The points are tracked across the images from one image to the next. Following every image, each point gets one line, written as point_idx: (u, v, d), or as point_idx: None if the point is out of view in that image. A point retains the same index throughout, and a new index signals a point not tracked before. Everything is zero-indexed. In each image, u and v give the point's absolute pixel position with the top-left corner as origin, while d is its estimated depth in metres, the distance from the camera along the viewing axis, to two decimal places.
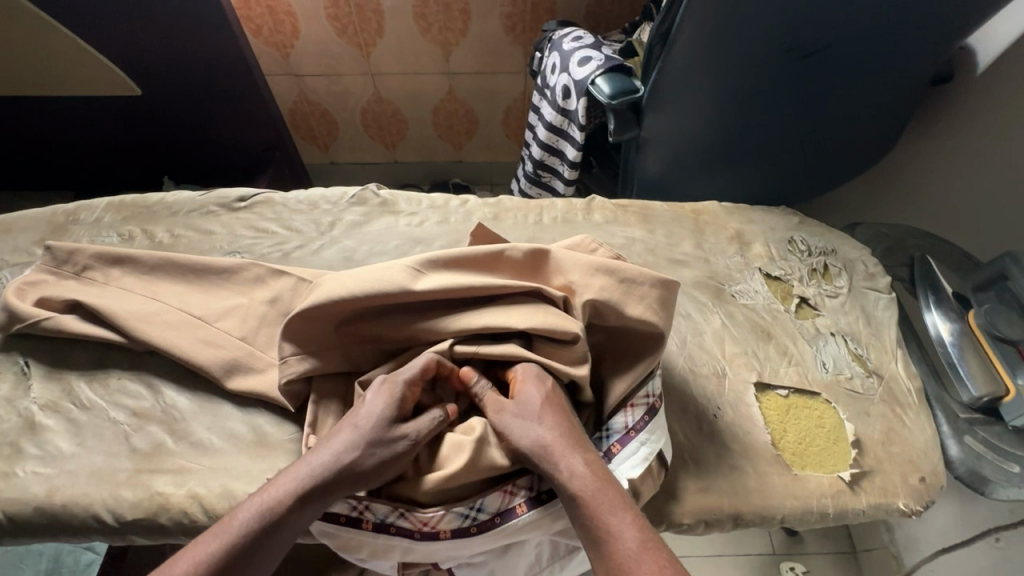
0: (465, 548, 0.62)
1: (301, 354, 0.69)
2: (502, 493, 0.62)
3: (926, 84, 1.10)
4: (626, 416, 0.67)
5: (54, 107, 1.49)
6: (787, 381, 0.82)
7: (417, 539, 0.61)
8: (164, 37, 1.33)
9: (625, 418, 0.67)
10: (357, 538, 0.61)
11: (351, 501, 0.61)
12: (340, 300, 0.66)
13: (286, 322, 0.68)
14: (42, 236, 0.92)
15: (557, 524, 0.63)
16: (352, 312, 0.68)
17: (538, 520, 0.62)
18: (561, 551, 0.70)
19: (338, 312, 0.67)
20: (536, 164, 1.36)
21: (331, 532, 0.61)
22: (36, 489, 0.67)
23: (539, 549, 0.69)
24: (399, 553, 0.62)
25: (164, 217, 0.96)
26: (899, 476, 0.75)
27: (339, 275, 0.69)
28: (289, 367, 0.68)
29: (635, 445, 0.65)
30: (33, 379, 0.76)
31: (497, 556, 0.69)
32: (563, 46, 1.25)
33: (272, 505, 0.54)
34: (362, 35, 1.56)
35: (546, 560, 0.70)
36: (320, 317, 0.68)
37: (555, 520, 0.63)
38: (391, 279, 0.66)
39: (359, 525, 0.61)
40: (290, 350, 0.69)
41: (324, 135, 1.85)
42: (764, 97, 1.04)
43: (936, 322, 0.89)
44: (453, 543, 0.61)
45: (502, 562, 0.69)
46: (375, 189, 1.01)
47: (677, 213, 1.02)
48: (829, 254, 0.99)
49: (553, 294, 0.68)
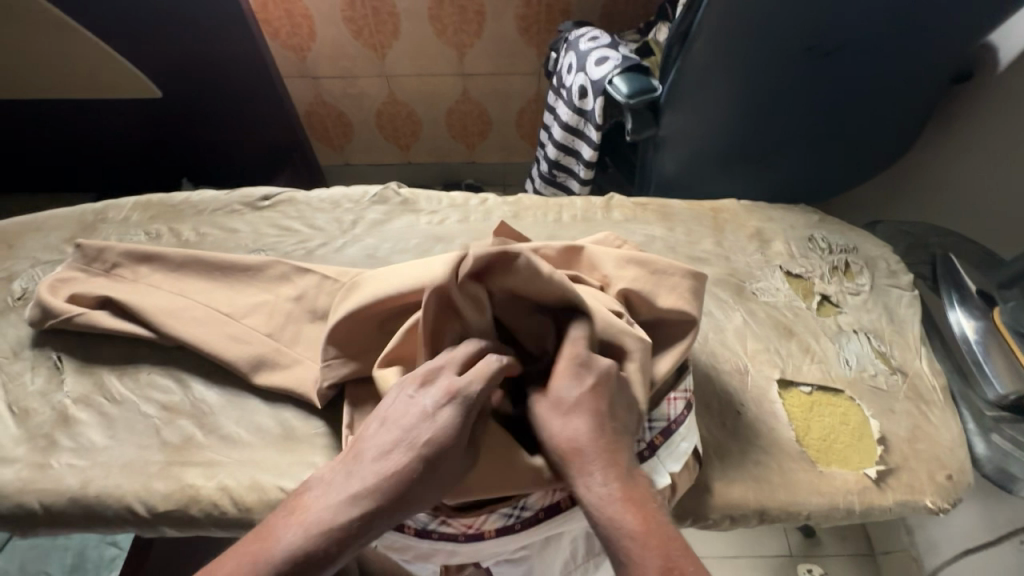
0: (507, 544, 0.63)
1: (341, 358, 0.70)
2: (545, 492, 0.63)
3: (946, 81, 1.10)
4: (671, 407, 0.67)
5: (79, 110, 1.52)
6: (810, 378, 0.82)
7: (461, 542, 0.62)
8: (184, 40, 1.35)
9: (669, 410, 0.67)
10: (401, 541, 0.63)
11: None
12: (381, 297, 0.66)
13: (330, 326, 0.69)
14: (72, 235, 0.94)
15: None
16: (396, 310, 0.68)
17: (576, 514, 0.64)
18: (595, 547, 0.72)
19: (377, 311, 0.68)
20: (552, 164, 1.37)
21: (381, 537, 0.64)
22: (71, 480, 0.69)
23: (575, 545, 0.72)
24: (443, 556, 0.64)
25: (189, 216, 0.97)
26: (926, 474, 0.75)
27: (378, 275, 0.69)
28: (330, 370, 0.69)
29: (678, 438, 0.66)
30: (65, 373, 0.78)
31: (536, 554, 0.72)
32: (580, 46, 1.26)
33: (307, 547, 0.46)
34: (378, 37, 1.57)
35: (582, 556, 0.73)
36: (358, 318, 0.68)
37: None
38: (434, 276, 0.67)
39: (402, 531, 0.63)
40: (333, 353, 0.70)
41: (338, 136, 1.87)
42: (784, 95, 1.04)
43: (960, 320, 0.88)
44: (497, 541, 0.63)
45: (541, 560, 0.72)
46: (396, 188, 1.02)
47: (696, 211, 1.02)
48: (850, 251, 0.98)
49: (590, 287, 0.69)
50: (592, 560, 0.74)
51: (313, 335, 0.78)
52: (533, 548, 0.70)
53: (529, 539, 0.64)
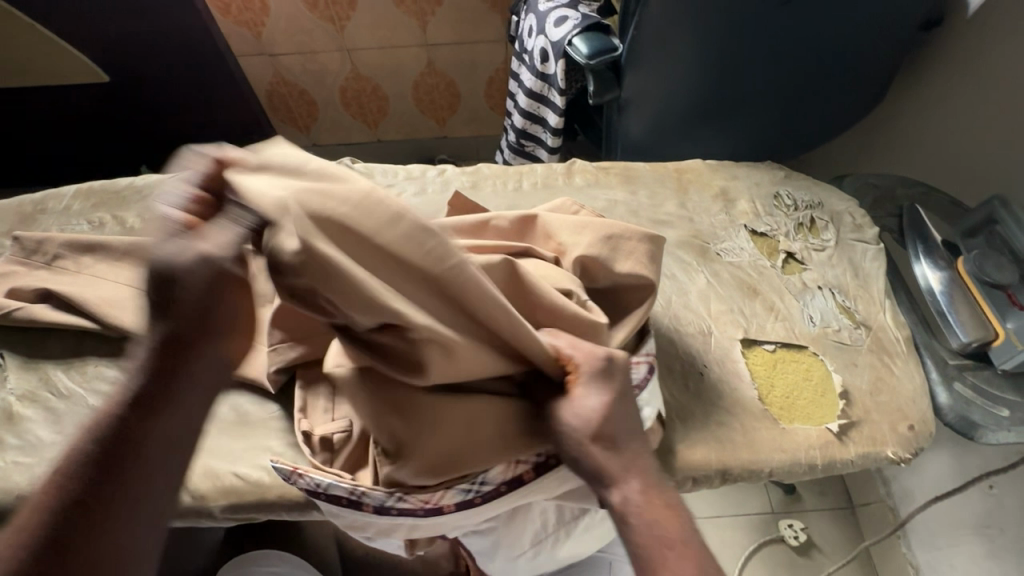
0: (473, 517, 0.62)
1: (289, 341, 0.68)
2: (506, 464, 0.60)
3: (915, 30, 1.06)
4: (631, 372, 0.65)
5: (23, 98, 1.44)
6: (774, 336, 0.82)
7: (420, 516, 0.59)
8: (125, 20, 1.28)
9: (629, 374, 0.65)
10: (359, 517, 0.61)
11: (349, 483, 0.60)
12: None
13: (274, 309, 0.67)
14: (11, 228, 0.90)
15: (562, 487, 0.64)
16: None
17: (540, 484, 0.62)
18: (567, 515, 0.72)
19: None
20: (519, 133, 1.33)
21: (339, 515, 0.63)
22: (18, 477, 0.67)
23: (544, 516, 0.71)
24: (405, 530, 0.62)
25: (134, 202, 0.94)
26: (888, 425, 0.75)
27: None
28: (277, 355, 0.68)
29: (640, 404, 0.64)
30: (9, 370, 0.75)
31: (503, 524, 0.70)
32: (539, 7, 1.21)
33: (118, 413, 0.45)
34: (335, 9, 1.50)
35: (553, 525, 0.72)
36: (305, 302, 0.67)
37: (557, 484, 0.63)
38: None
39: (360, 507, 0.60)
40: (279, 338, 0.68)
41: (303, 116, 1.81)
42: (748, 47, 1.00)
43: (925, 273, 0.86)
44: (459, 515, 0.61)
45: (508, 532, 0.70)
46: (349, 163, 0.98)
47: (661, 172, 1.00)
48: (816, 207, 0.97)
49: (543, 258, 0.67)
50: (562, 528, 0.73)
51: (264, 318, 0.76)
52: (504, 519, 0.68)
53: (494, 512, 0.62)
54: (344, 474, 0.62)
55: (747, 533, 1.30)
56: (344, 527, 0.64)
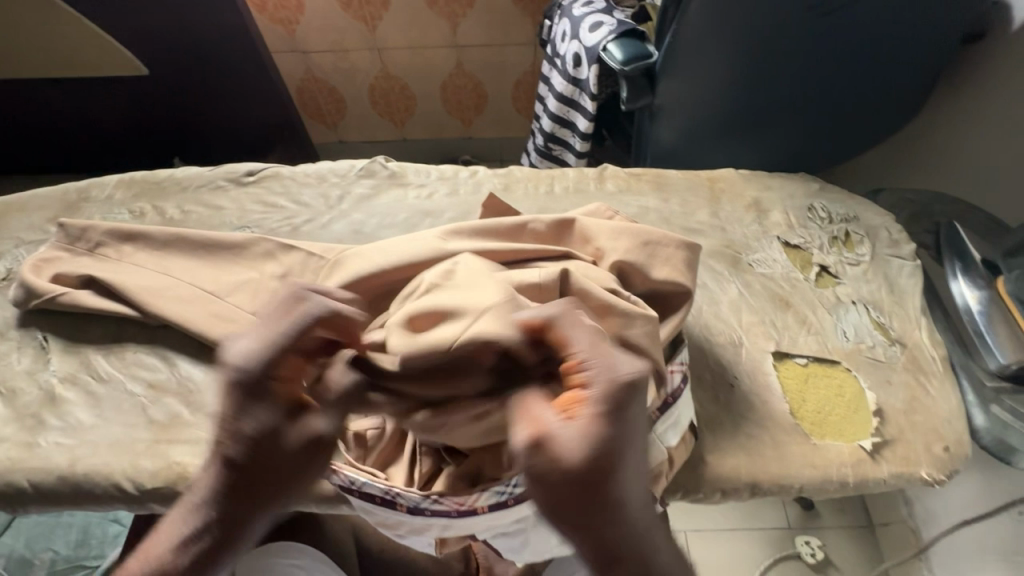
0: (503, 518, 0.61)
1: None
2: None
3: (956, 43, 1.05)
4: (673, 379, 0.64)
5: (67, 88, 1.49)
6: (806, 350, 0.81)
7: (454, 517, 0.60)
8: (166, 16, 1.31)
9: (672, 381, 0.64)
10: (392, 517, 0.62)
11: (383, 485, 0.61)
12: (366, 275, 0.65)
13: None
14: (56, 214, 0.93)
15: None
16: (388, 287, 0.66)
17: None
18: None
19: (366, 290, 0.65)
20: (547, 137, 1.33)
21: (373, 512, 0.64)
22: (58, 458, 0.69)
23: None
24: (437, 530, 0.63)
25: (173, 193, 0.96)
26: (922, 445, 0.74)
27: (364, 252, 0.68)
28: None
29: (676, 412, 0.64)
30: (52, 353, 0.77)
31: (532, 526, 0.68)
32: (574, 11, 1.21)
33: None
34: (368, 8, 1.52)
35: None
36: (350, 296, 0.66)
37: None
38: (422, 247, 0.66)
39: (394, 507, 0.61)
40: None
41: (331, 113, 1.83)
42: (788, 56, 0.99)
43: (962, 291, 0.85)
44: (491, 516, 0.61)
45: (537, 533, 0.69)
46: (383, 161, 0.99)
47: (693, 180, 0.99)
48: (851, 220, 0.96)
49: (584, 261, 0.67)
50: None
51: None
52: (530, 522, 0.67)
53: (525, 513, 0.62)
54: (377, 474, 0.63)
55: (762, 547, 1.28)
56: (377, 524, 0.66)
